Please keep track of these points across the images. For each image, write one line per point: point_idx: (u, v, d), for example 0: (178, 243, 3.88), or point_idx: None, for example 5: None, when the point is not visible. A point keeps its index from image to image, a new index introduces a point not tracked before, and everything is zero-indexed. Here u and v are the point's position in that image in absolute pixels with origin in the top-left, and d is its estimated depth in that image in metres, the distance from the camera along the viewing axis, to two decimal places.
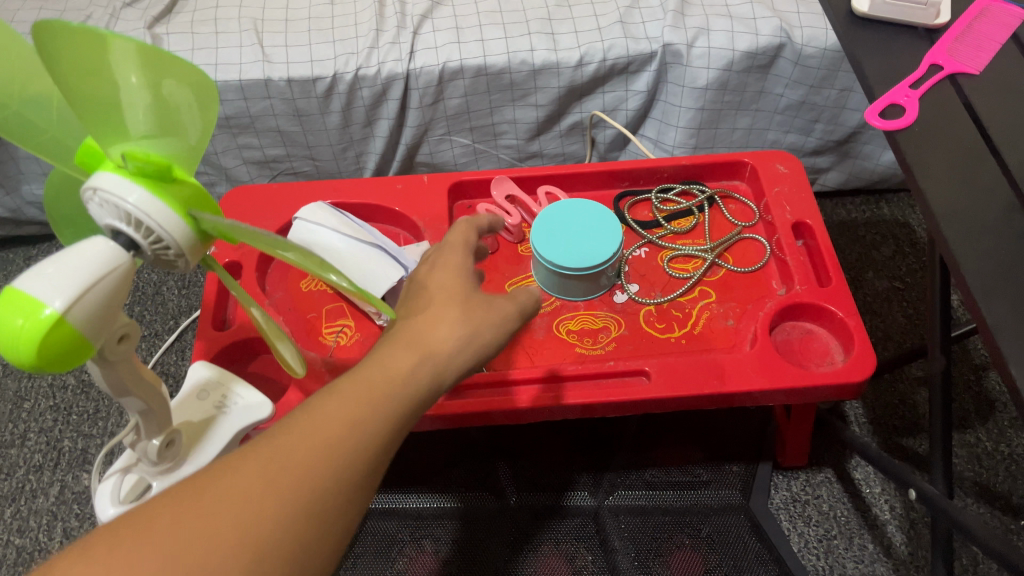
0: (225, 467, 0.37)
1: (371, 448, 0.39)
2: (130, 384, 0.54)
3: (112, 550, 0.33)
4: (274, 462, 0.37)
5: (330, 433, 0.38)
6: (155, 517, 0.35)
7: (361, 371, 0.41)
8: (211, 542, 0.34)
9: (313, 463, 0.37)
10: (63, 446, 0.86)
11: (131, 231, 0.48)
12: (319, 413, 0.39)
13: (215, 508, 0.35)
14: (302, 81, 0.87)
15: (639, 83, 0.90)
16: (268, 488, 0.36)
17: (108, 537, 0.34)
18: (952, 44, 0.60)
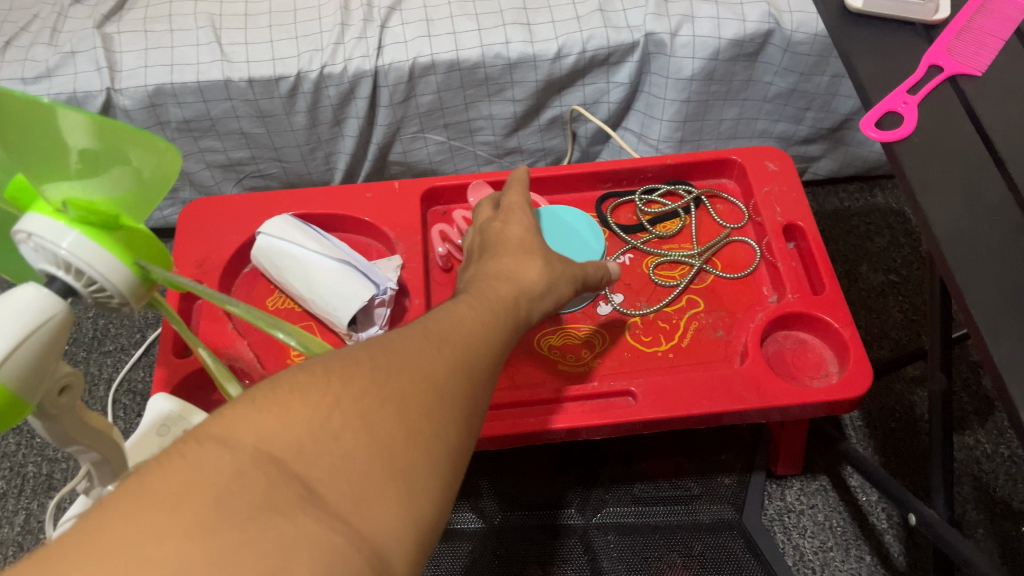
0: (353, 349, 0.34)
1: (478, 379, 0.38)
2: (77, 434, 0.50)
3: (269, 407, 0.30)
4: (404, 356, 0.35)
5: (444, 350, 0.37)
6: (306, 375, 0.32)
7: (447, 318, 0.41)
8: (363, 400, 0.31)
9: (439, 368, 0.35)
10: (28, 472, 0.82)
11: (64, 275, 0.45)
12: (428, 335, 0.38)
13: (358, 372, 0.32)
14: (264, 80, 0.82)
15: (621, 75, 0.86)
16: (405, 374, 0.34)
17: (261, 397, 0.30)
18: (952, 42, 0.56)
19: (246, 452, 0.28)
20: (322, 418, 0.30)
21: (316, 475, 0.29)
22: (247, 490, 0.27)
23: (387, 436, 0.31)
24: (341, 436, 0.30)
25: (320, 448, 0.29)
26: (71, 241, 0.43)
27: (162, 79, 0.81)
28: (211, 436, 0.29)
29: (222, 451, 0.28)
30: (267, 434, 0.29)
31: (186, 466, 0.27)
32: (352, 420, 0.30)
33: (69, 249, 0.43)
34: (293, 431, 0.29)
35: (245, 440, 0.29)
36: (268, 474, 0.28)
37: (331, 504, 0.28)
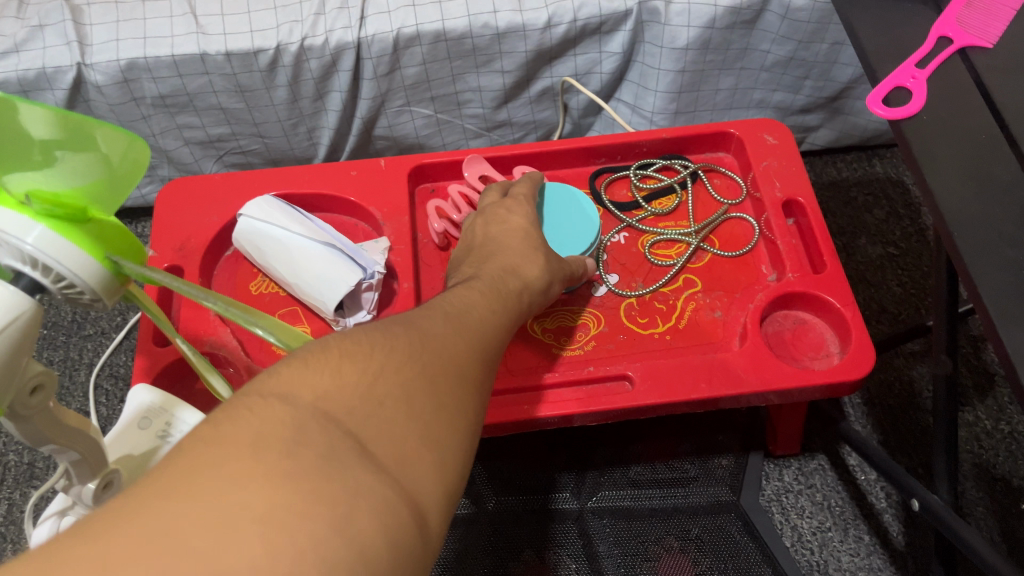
0: (387, 326, 0.36)
1: (496, 369, 0.39)
2: (51, 433, 0.48)
3: (320, 370, 0.31)
4: (433, 338, 0.36)
5: (467, 336, 0.38)
6: (349, 345, 0.33)
7: (463, 307, 0.42)
8: (403, 371, 0.33)
9: (464, 352, 0.37)
10: (8, 461, 0.80)
11: (30, 271, 0.42)
12: (450, 321, 0.39)
13: (397, 345, 0.34)
14: (242, 54, 0.78)
15: (613, 44, 0.83)
16: (435, 353, 0.35)
17: (311, 361, 0.31)
18: (961, 11, 0.53)
19: (308, 408, 0.29)
20: (368, 384, 0.31)
21: (367, 434, 0.29)
22: (306, 442, 0.28)
23: (426, 406, 0.32)
24: (387, 401, 0.31)
25: (369, 411, 0.30)
26: (37, 236, 0.41)
27: (135, 53, 0.78)
28: (267, 394, 0.29)
29: (280, 408, 0.29)
30: (320, 394, 0.30)
31: (247, 422, 0.28)
32: (394, 387, 0.32)
33: (34, 244, 0.41)
34: (344, 394, 0.30)
35: (304, 398, 0.30)
36: (325, 429, 0.29)
37: (382, 462, 0.29)
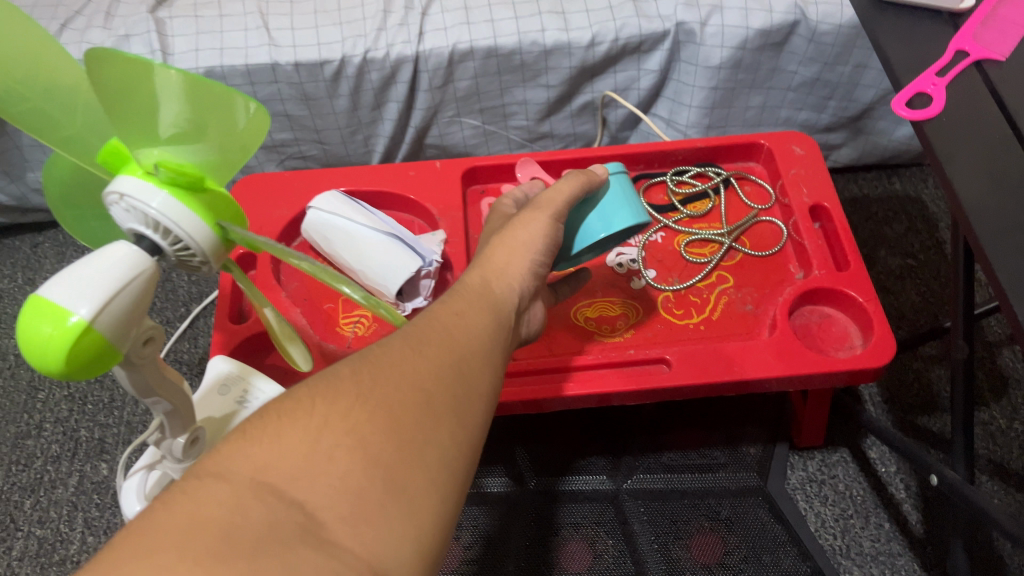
0: (340, 370, 0.38)
1: (476, 378, 0.41)
2: (155, 385, 0.54)
3: (263, 440, 0.34)
4: (391, 366, 0.38)
5: (432, 354, 0.40)
6: (293, 403, 0.36)
7: (437, 319, 0.43)
8: (351, 420, 0.35)
9: (427, 374, 0.38)
10: (81, 436, 0.87)
11: (151, 233, 0.48)
12: (415, 341, 0.41)
13: (343, 392, 0.36)
14: (310, 64, 0.85)
15: (651, 63, 0.89)
16: (392, 387, 0.37)
17: (253, 430, 0.35)
18: (977, 29, 0.59)
19: (246, 485, 0.32)
20: (311, 447, 0.34)
21: (313, 498, 0.32)
22: (249, 517, 0.31)
23: (380, 450, 0.34)
24: (334, 456, 0.33)
25: (313, 472, 0.33)
26: (160, 202, 0.46)
27: (212, 62, 0.85)
28: (211, 471, 0.33)
29: (221, 485, 0.32)
30: (263, 467, 0.33)
31: (192, 501, 0.31)
32: (342, 438, 0.34)
33: (157, 209, 0.46)
34: (286, 462, 0.33)
35: (243, 474, 0.33)
36: (267, 502, 0.32)
37: (329, 523, 0.32)
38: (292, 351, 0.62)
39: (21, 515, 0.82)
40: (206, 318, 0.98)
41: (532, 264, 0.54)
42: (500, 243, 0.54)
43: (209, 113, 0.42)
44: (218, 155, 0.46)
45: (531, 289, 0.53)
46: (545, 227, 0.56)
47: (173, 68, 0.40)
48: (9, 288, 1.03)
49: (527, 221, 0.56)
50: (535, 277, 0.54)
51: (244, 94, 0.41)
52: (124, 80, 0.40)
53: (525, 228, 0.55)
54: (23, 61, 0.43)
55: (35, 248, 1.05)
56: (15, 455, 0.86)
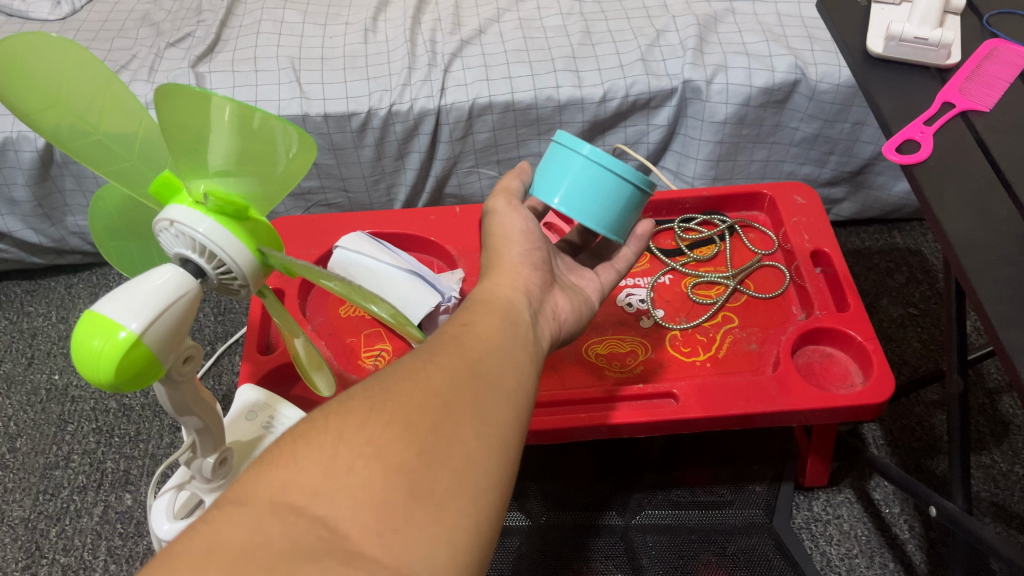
0: (353, 391, 0.39)
1: (497, 379, 0.41)
2: (192, 404, 0.56)
3: (278, 463, 0.35)
4: (404, 379, 0.39)
5: (446, 361, 0.41)
6: (306, 427, 0.37)
7: (451, 331, 0.44)
8: (367, 432, 0.36)
9: (442, 380, 0.39)
10: (107, 468, 0.94)
11: (196, 257, 0.50)
12: (428, 352, 0.42)
13: (356, 409, 0.37)
14: (338, 116, 0.91)
15: (660, 118, 0.95)
16: (407, 397, 0.38)
17: (269, 460, 0.35)
18: (963, 83, 0.63)
19: (263, 506, 0.33)
20: (330, 462, 0.35)
21: (334, 511, 0.33)
22: (269, 536, 0.31)
23: (400, 457, 0.35)
24: (353, 467, 0.34)
25: (334, 484, 0.34)
26: (206, 227, 0.49)
27: None
28: (229, 498, 0.33)
29: (239, 510, 0.32)
30: (281, 487, 0.34)
31: (210, 529, 0.31)
32: (359, 449, 0.35)
33: (204, 233, 0.49)
34: (304, 479, 0.34)
35: (260, 497, 0.33)
36: (286, 519, 0.32)
37: (353, 533, 0.32)
38: (316, 379, 0.64)
39: (46, 543, 0.88)
40: (230, 356, 1.02)
41: (524, 253, 0.55)
42: (496, 242, 0.56)
43: (258, 146, 0.45)
44: (262, 186, 0.49)
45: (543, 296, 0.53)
46: (522, 212, 0.57)
47: (229, 104, 0.43)
48: (45, 327, 1.09)
49: (504, 213, 0.57)
50: (536, 277, 0.54)
51: (290, 124, 0.44)
52: (183, 111, 0.44)
53: (504, 218, 0.57)
54: (88, 100, 0.46)
55: (70, 288, 1.14)
56: (45, 484, 0.93)
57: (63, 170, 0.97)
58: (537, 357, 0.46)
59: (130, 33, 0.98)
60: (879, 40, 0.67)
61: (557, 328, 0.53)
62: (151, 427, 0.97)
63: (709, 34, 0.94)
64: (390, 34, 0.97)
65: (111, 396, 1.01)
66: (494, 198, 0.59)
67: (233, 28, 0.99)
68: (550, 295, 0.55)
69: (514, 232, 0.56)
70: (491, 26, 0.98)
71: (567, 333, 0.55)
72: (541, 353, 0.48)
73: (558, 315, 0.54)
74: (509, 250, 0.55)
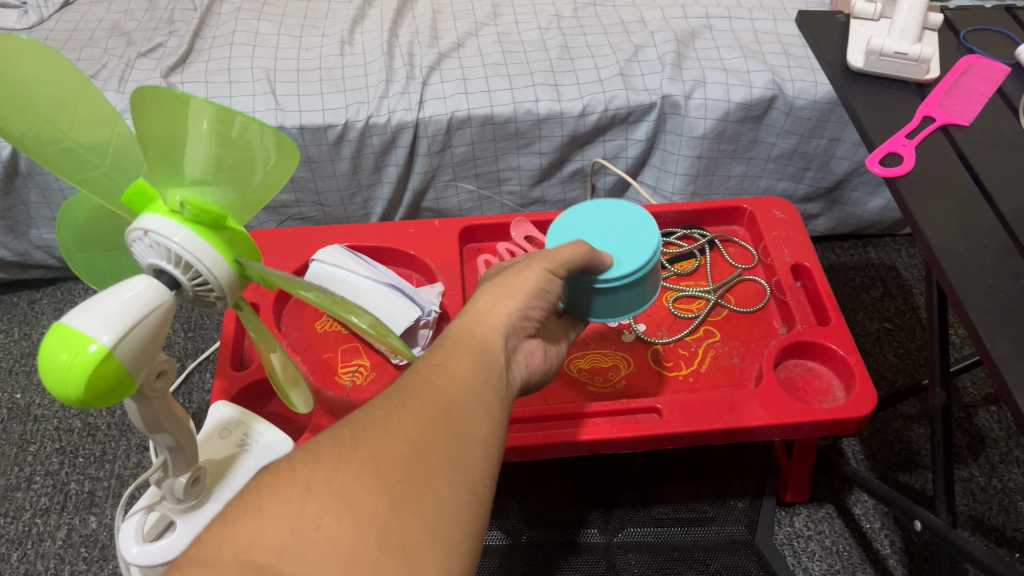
0: (321, 436, 0.38)
1: (471, 424, 0.40)
2: (165, 421, 0.54)
3: (242, 519, 0.33)
4: (373, 425, 0.37)
5: (419, 404, 0.39)
6: (274, 476, 0.35)
7: (422, 369, 0.42)
8: (335, 484, 0.34)
9: (413, 427, 0.38)
10: (71, 489, 0.91)
11: (172, 268, 0.48)
12: (401, 394, 0.40)
13: (324, 458, 0.36)
14: (314, 128, 0.89)
15: (638, 133, 0.95)
16: (376, 444, 0.36)
17: (234, 514, 0.34)
18: (942, 98, 0.64)
19: (228, 567, 0.31)
20: (296, 517, 0.33)
21: (303, 570, 0.31)
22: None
23: (370, 513, 0.33)
24: (321, 523, 0.33)
25: (300, 544, 0.32)
26: (182, 236, 0.47)
27: None
28: (192, 559, 0.32)
29: (203, 572, 0.31)
30: (247, 545, 0.32)
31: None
32: (327, 503, 0.33)
33: (179, 242, 0.47)
34: (270, 537, 0.32)
35: (225, 556, 0.32)
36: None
37: None
38: (292, 395, 0.62)
39: (7, 568, 0.85)
40: (201, 373, 1.00)
41: (525, 305, 0.50)
42: (493, 290, 0.51)
43: (236, 154, 0.44)
44: (240, 194, 0.48)
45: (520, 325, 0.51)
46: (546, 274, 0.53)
47: (208, 111, 0.41)
48: (7, 344, 1.06)
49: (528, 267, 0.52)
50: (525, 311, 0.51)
51: (269, 127, 0.42)
52: (159, 115, 0.42)
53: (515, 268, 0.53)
54: (60, 104, 0.44)
55: (33, 304, 1.10)
56: (6, 507, 0.90)
57: (28, 182, 0.94)
58: (509, 399, 0.45)
59: (99, 42, 0.96)
60: (859, 54, 0.68)
61: (530, 372, 0.51)
62: (118, 446, 0.94)
63: (687, 50, 0.94)
64: (367, 46, 0.97)
65: (75, 416, 0.98)
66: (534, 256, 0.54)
67: (205, 38, 0.97)
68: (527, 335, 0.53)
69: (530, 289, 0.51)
70: (469, 39, 0.98)
71: (543, 375, 0.54)
72: (514, 393, 0.46)
73: (535, 356, 0.52)
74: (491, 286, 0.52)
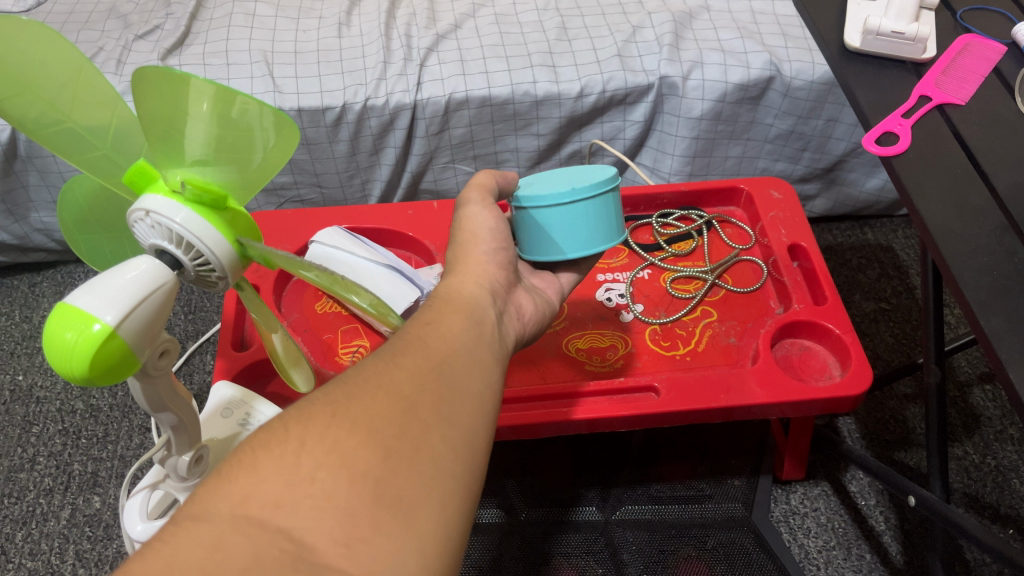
0: (313, 396, 0.38)
1: (462, 380, 0.40)
2: (168, 400, 0.54)
3: (237, 475, 0.34)
4: (366, 382, 0.38)
5: (410, 362, 0.40)
6: (267, 434, 0.36)
7: (411, 330, 0.43)
8: (329, 441, 0.35)
9: (406, 383, 0.38)
10: (74, 469, 0.91)
11: (172, 248, 0.48)
12: (391, 353, 0.40)
13: (316, 416, 0.36)
14: (312, 110, 0.89)
15: (636, 114, 0.95)
16: (369, 401, 0.37)
17: (229, 470, 0.34)
18: (939, 77, 0.64)
19: (224, 521, 0.32)
20: (290, 472, 0.34)
21: (300, 525, 0.32)
22: (230, 553, 0.30)
23: (365, 465, 0.34)
24: (316, 477, 0.33)
25: (297, 497, 0.33)
26: (183, 217, 0.47)
27: None
28: (187, 515, 0.32)
29: (198, 526, 0.32)
30: (243, 499, 0.33)
31: (168, 549, 0.31)
32: (322, 458, 0.34)
33: (180, 223, 0.47)
34: (265, 492, 0.33)
35: (221, 509, 0.32)
36: (248, 533, 0.31)
37: (319, 547, 0.31)
38: (294, 375, 0.62)
39: (12, 547, 0.85)
40: (201, 355, 1.01)
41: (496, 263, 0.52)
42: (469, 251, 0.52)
43: (236, 134, 0.44)
44: (240, 174, 0.48)
45: (506, 287, 0.52)
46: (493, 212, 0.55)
47: (209, 93, 0.41)
48: (8, 327, 1.06)
49: (485, 212, 0.55)
50: (505, 272, 0.53)
51: (270, 106, 0.42)
52: (160, 96, 0.42)
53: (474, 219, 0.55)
54: (59, 86, 0.44)
55: (33, 287, 1.11)
56: (10, 487, 0.90)
57: (27, 165, 0.94)
58: (501, 358, 0.45)
59: (97, 25, 0.96)
60: (855, 34, 0.68)
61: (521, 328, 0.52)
62: (121, 428, 0.95)
63: (685, 31, 0.94)
64: (364, 28, 0.96)
65: (77, 397, 0.98)
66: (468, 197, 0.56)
67: (203, 21, 0.97)
68: (513, 295, 0.53)
69: (481, 231, 0.55)
70: (466, 21, 0.98)
71: (530, 333, 0.55)
72: (507, 352, 0.47)
73: (521, 315, 0.53)
74: (476, 249, 0.53)
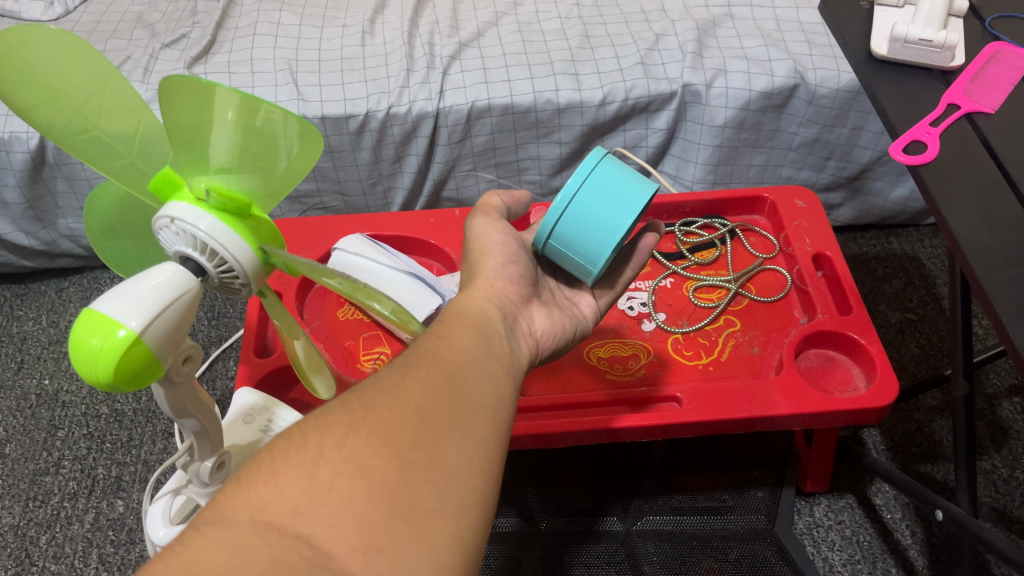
0: (329, 405, 0.38)
1: (475, 391, 0.40)
2: (190, 405, 0.54)
3: (256, 482, 0.34)
4: (381, 393, 0.38)
5: (422, 374, 0.40)
6: (285, 442, 0.36)
7: (424, 344, 0.43)
8: (345, 449, 0.35)
9: (419, 395, 0.38)
10: (98, 474, 0.92)
11: (197, 254, 0.48)
12: (405, 365, 0.40)
13: (333, 424, 0.36)
14: (335, 118, 0.90)
15: (659, 121, 0.95)
16: (384, 413, 0.37)
17: (247, 476, 0.34)
18: (967, 85, 0.63)
19: (243, 526, 0.32)
20: (309, 479, 0.33)
21: (317, 531, 0.32)
22: (250, 558, 0.30)
23: (381, 475, 0.34)
24: (334, 485, 0.33)
25: (315, 504, 0.33)
26: (208, 224, 0.47)
27: None
28: (207, 520, 0.32)
29: (218, 530, 0.32)
30: (261, 506, 0.33)
31: (186, 553, 0.31)
32: (339, 467, 0.34)
33: (205, 230, 0.47)
34: (284, 498, 0.33)
35: (239, 515, 0.32)
36: (269, 540, 0.31)
37: (338, 554, 0.31)
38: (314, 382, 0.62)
39: (36, 550, 0.86)
40: (224, 361, 1.01)
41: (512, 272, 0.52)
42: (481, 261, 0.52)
43: (260, 143, 0.44)
44: (265, 182, 0.48)
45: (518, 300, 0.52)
46: (500, 226, 0.55)
47: (233, 101, 0.42)
48: (35, 331, 1.08)
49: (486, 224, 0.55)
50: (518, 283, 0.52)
51: (292, 115, 0.42)
52: (188, 104, 0.43)
53: (481, 235, 0.55)
54: (87, 94, 0.44)
55: (60, 292, 1.12)
56: (35, 490, 0.91)
57: (55, 172, 0.96)
58: (514, 372, 0.45)
59: (124, 34, 0.97)
60: (882, 42, 0.67)
61: (534, 342, 0.52)
62: (144, 432, 0.95)
63: (708, 39, 0.94)
64: (388, 36, 0.97)
65: (102, 402, 0.99)
66: (475, 212, 0.57)
67: (228, 29, 0.98)
68: (526, 310, 0.53)
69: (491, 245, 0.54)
70: (489, 29, 0.98)
71: (547, 351, 0.54)
72: (519, 365, 0.47)
73: (535, 331, 0.52)
74: (484, 262, 0.53)
